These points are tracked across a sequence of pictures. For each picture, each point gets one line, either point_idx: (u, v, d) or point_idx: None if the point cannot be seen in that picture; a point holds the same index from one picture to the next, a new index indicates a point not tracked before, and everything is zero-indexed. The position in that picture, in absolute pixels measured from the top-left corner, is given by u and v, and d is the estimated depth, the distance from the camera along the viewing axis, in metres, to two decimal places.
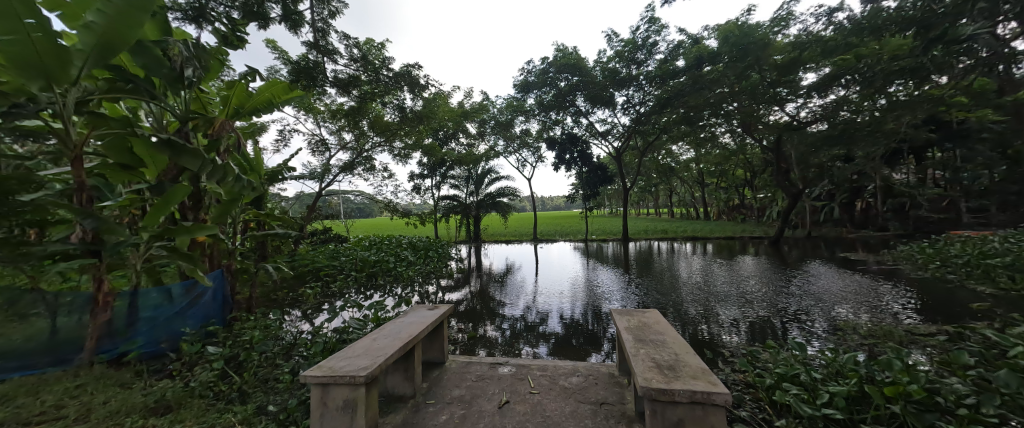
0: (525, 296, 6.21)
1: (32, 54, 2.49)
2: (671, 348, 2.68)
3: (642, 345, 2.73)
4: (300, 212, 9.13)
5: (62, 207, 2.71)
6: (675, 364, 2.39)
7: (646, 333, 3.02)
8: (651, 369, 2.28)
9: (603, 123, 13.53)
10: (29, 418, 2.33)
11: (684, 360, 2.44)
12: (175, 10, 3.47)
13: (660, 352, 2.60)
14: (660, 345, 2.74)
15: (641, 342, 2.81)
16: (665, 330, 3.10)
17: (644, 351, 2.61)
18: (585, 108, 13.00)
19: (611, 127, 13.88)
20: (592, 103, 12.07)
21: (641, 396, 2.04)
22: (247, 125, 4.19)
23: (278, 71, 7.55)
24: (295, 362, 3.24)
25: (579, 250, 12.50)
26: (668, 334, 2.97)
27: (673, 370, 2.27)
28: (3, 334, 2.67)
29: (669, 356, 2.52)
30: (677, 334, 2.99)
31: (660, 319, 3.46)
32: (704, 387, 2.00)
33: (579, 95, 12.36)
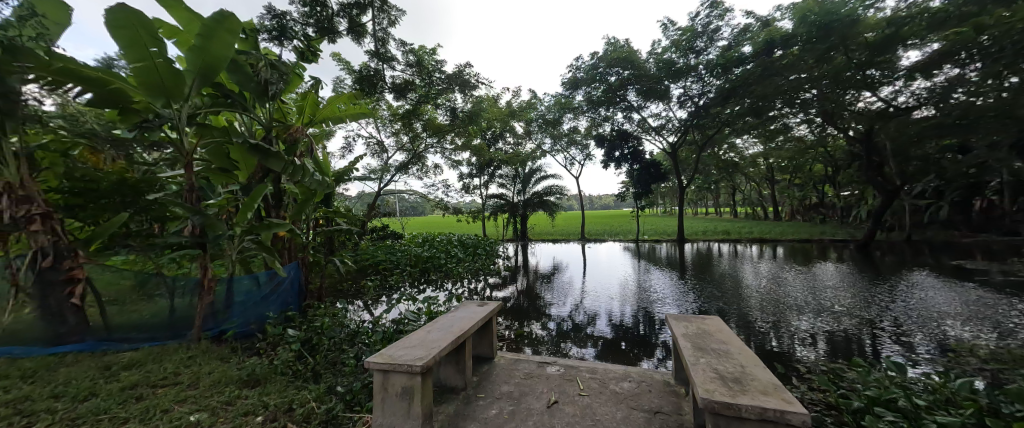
0: (573, 296, 6.14)
1: (156, 76, 3.02)
2: (736, 359, 2.49)
3: (703, 354, 2.57)
4: (361, 209, 9.90)
5: (177, 205, 3.24)
6: (741, 377, 2.22)
7: (706, 341, 2.84)
8: (713, 380, 2.15)
9: (657, 118, 12.88)
10: (156, 383, 2.83)
11: (753, 373, 2.25)
12: (262, 31, 3.95)
13: (724, 363, 2.43)
14: (723, 355, 2.56)
15: (701, 350, 2.65)
16: (729, 339, 2.88)
17: (705, 361, 2.45)
18: (637, 102, 12.49)
19: (666, 121, 13.17)
20: (645, 98, 11.65)
21: (702, 408, 1.92)
22: (318, 131, 4.63)
23: (343, 81, 8.24)
24: (358, 348, 3.53)
25: (629, 250, 12.07)
26: (733, 344, 2.76)
27: (739, 383, 2.11)
28: (136, 310, 3.34)
29: (734, 368, 2.35)
30: (743, 344, 2.77)
31: (723, 327, 3.22)
32: (777, 405, 1.83)
33: (631, 90, 11.91)
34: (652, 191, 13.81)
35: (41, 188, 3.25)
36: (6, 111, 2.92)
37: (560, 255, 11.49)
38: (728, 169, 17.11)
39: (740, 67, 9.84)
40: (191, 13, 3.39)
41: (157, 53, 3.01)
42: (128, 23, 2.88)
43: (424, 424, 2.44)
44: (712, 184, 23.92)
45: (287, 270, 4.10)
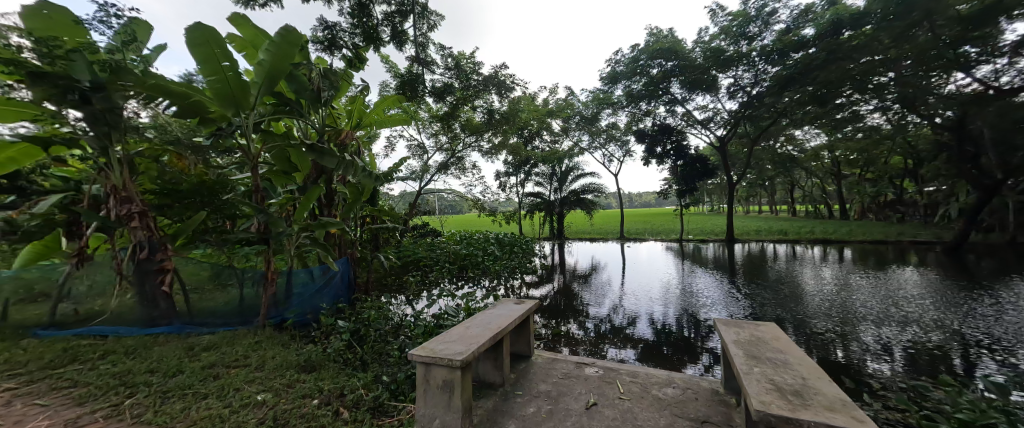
0: (612, 296, 5.99)
1: (228, 88, 3.37)
2: (796, 370, 2.30)
3: (757, 363, 2.40)
4: (403, 207, 10.35)
5: (245, 204, 3.58)
6: (803, 390, 2.05)
7: (761, 349, 2.64)
8: (770, 392, 2.00)
9: (703, 111, 12.17)
10: (230, 364, 3.17)
11: (817, 387, 2.07)
12: (315, 42, 4.27)
13: (782, 374, 2.25)
14: (781, 366, 2.38)
15: (756, 359, 2.48)
16: (788, 348, 2.67)
17: (760, 371, 2.29)
18: (682, 95, 11.89)
19: (714, 114, 12.40)
20: (690, 89, 11.08)
21: (757, 422, 1.80)
22: (365, 134, 4.91)
23: (387, 85, 8.64)
24: (402, 341, 3.71)
25: (672, 250, 11.55)
26: (792, 354, 2.55)
27: (800, 397, 1.95)
28: (213, 298, 3.80)
29: (794, 380, 2.17)
30: (803, 354, 2.55)
31: (780, 334, 2.98)
32: (845, 424, 1.68)
33: (675, 82, 11.36)
34: (699, 188, 13.07)
35: (140, 191, 3.77)
36: (113, 124, 3.41)
37: (599, 255, 11.05)
38: (786, 163, 15.74)
39: (801, 52, 9.03)
40: (257, 29, 3.75)
41: (227, 66, 3.35)
42: (207, 42, 3.24)
43: (464, 418, 2.51)
44: (767, 180, 22.18)
45: (338, 265, 4.38)
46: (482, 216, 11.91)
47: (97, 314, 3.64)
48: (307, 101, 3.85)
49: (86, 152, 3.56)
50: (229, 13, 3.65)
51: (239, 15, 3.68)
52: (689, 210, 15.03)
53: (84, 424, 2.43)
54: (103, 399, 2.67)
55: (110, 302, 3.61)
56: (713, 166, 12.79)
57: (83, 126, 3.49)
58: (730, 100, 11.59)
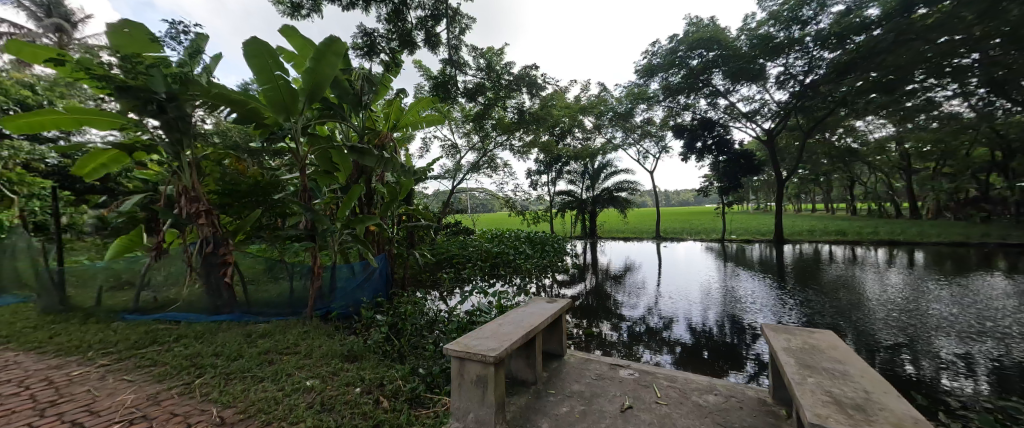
0: (647, 297, 5.82)
1: (279, 96, 3.63)
2: (858, 383, 2.11)
3: (812, 373, 2.23)
4: (437, 206, 10.63)
5: (294, 203, 3.84)
6: (866, 404, 1.88)
7: (815, 359, 2.45)
8: (827, 404, 1.86)
9: (749, 102, 11.43)
10: (283, 351, 3.44)
11: (883, 402, 1.89)
12: (355, 48, 4.50)
13: (841, 386, 2.08)
14: (840, 377, 2.19)
15: (810, 369, 2.30)
16: (847, 358, 2.45)
17: (816, 381, 2.13)
18: (725, 86, 11.24)
19: (762, 105, 11.60)
20: (734, 80, 10.41)
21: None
22: (401, 135, 5.09)
23: (422, 87, 8.92)
24: (437, 335, 3.82)
25: (712, 250, 10.98)
26: (852, 365, 2.34)
27: (864, 412, 1.79)
28: (267, 290, 4.12)
29: (855, 393, 1.99)
30: (866, 365, 2.33)
31: (838, 343, 2.74)
32: None
33: (716, 73, 10.74)
34: (743, 185, 12.31)
35: (206, 192, 4.17)
36: (185, 130, 3.79)
37: (634, 255, 10.69)
38: (846, 157, 14.40)
39: (862, 35, 8.24)
40: (305, 39, 4.02)
41: (281, 75, 3.62)
42: (262, 54, 3.51)
43: (497, 413, 2.55)
44: (823, 176, 20.43)
45: (378, 261, 4.56)
46: (513, 214, 11.97)
47: (171, 302, 4.09)
48: (349, 105, 4.06)
49: (162, 157, 4.00)
50: (281, 25, 3.93)
51: (289, 27, 3.96)
52: (732, 208, 14.20)
53: (164, 399, 2.74)
54: (179, 377, 3.00)
55: (182, 291, 4.03)
56: (760, 162, 11.92)
57: (160, 133, 3.92)
58: (780, 91, 10.80)
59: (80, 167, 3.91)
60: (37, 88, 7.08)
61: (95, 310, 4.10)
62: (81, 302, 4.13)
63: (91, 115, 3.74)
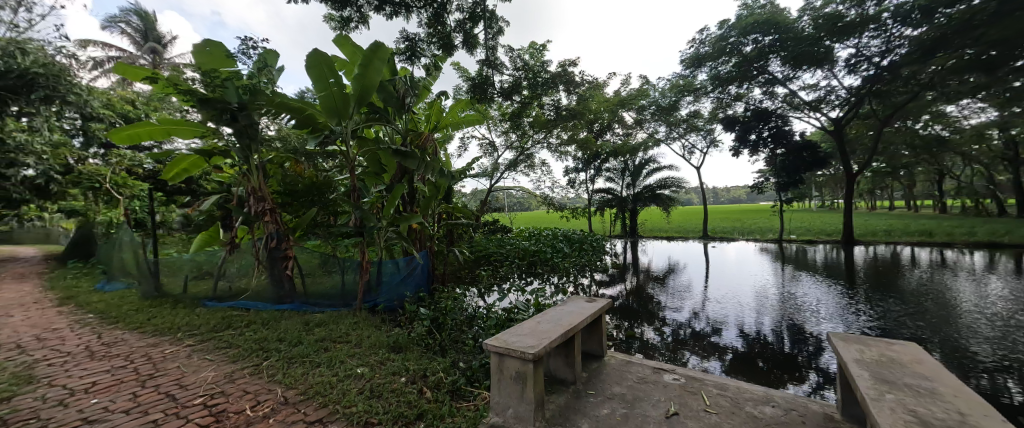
0: (693, 300, 5.53)
1: (333, 101, 3.89)
2: (949, 403, 1.85)
3: (890, 389, 1.98)
4: (475, 204, 10.84)
5: (345, 201, 4.10)
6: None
7: (894, 373, 2.18)
8: (910, 425, 1.65)
9: (812, 90, 10.36)
10: (336, 339, 3.69)
11: (983, 426, 1.64)
12: (398, 54, 4.80)
13: (927, 405, 1.84)
14: (926, 395, 1.93)
15: (889, 384, 2.05)
16: (936, 375, 2.15)
17: (896, 398, 1.89)
18: (785, 73, 10.25)
19: (828, 93, 10.46)
20: (795, 66, 9.48)
21: None
22: (442, 136, 5.25)
23: (460, 88, 9.11)
24: (476, 330, 3.91)
25: (766, 252, 10.19)
26: (941, 382, 2.06)
27: None
28: (323, 282, 4.45)
29: (945, 415, 1.75)
30: (960, 384, 2.03)
31: (924, 357, 2.41)
32: None
33: (774, 59, 9.86)
34: (805, 181, 11.24)
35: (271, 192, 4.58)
36: (252, 136, 4.19)
37: (678, 255, 10.24)
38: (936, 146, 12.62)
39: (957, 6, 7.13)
40: (355, 47, 4.26)
41: (334, 82, 3.87)
42: (317, 63, 3.78)
43: (536, 411, 2.55)
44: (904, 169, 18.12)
45: (421, 257, 4.73)
46: (551, 212, 11.90)
47: (242, 291, 4.55)
48: (393, 108, 4.25)
49: (233, 161, 4.44)
50: (333, 35, 4.20)
51: (341, 36, 4.22)
52: (792, 206, 13.06)
53: (238, 377, 3.08)
54: (250, 359, 3.34)
55: (251, 282, 4.47)
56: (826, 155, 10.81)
57: (233, 139, 4.36)
58: (851, 75, 9.70)
59: (167, 171, 4.45)
60: (133, 103, 8.17)
61: (182, 297, 4.68)
62: (171, 290, 4.73)
63: (178, 124, 4.26)
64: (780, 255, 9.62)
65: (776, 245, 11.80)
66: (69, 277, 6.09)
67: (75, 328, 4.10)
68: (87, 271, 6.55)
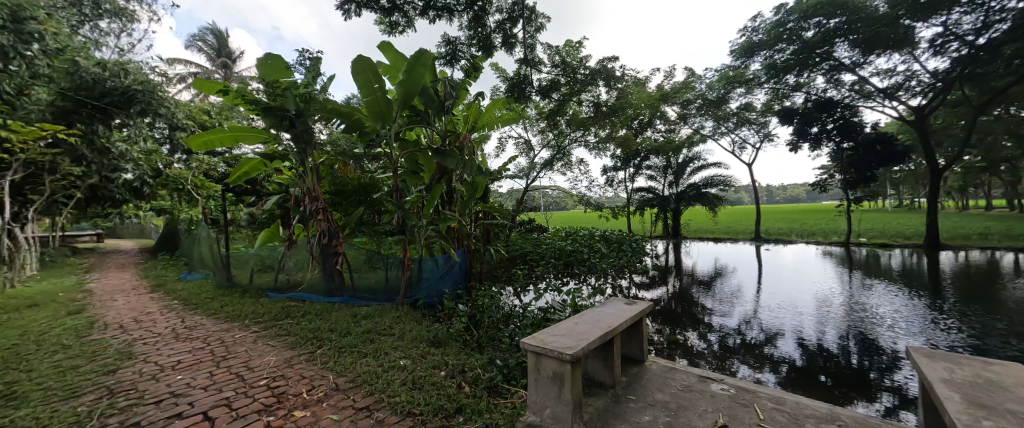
0: (743, 306, 5.17)
1: (378, 105, 4.10)
2: None
3: (989, 416, 1.71)
4: (511, 203, 10.91)
5: (388, 200, 4.30)
6: None
7: (993, 398, 1.88)
8: None
9: (888, 76, 9.21)
10: (381, 332, 3.88)
11: None
12: (439, 58, 4.94)
13: None
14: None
15: (987, 409, 1.77)
16: None
17: (996, 426, 1.63)
18: (853, 58, 9.14)
19: (907, 78, 9.24)
20: (867, 50, 8.34)
21: None
22: (479, 136, 5.32)
23: (498, 88, 9.19)
24: (512, 329, 3.93)
25: (829, 256, 9.30)
26: None
27: None
28: (369, 277, 4.70)
29: None
30: None
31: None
32: None
33: (841, 44, 8.74)
34: (879, 177, 10.06)
35: (324, 192, 4.91)
36: (307, 141, 4.53)
37: (726, 257, 9.64)
38: None
39: None
40: (398, 53, 4.44)
41: (378, 87, 4.06)
42: (364, 70, 3.98)
43: (574, 412, 2.52)
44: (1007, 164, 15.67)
45: (458, 255, 4.83)
46: (588, 212, 11.67)
47: (299, 284, 4.94)
48: (433, 111, 4.38)
49: (290, 163, 4.82)
50: (379, 42, 4.40)
51: (386, 43, 4.41)
52: (861, 206, 11.76)
53: (296, 362, 3.34)
54: (307, 347, 3.61)
55: (307, 275, 4.83)
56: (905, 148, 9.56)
57: (291, 144, 4.73)
58: (937, 57, 8.51)
59: (233, 174, 4.90)
60: (208, 113, 9.14)
61: (249, 287, 5.17)
62: (240, 281, 5.24)
63: (245, 131, 4.69)
64: (846, 259, 8.73)
65: (842, 248, 10.69)
66: (159, 268, 6.96)
67: (163, 312, 4.68)
68: (172, 262, 7.44)
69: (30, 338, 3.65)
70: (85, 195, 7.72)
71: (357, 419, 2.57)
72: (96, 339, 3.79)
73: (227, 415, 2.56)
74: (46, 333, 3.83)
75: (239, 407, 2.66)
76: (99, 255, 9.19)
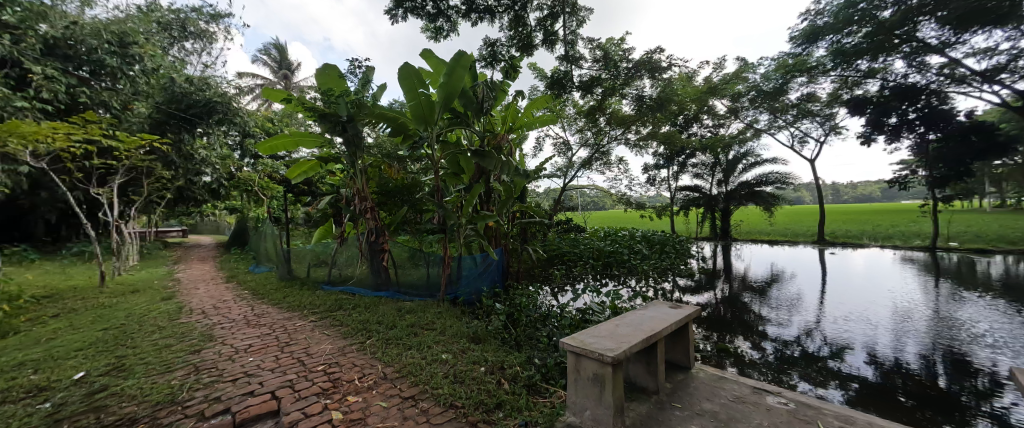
0: (803, 314, 4.73)
1: (421, 108, 4.23)
2: None
3: None
4: (548, 203, 10.81)
5: (430, 199, 4.44)
6: None
7: None
8: None
9: (987, 55, 7.85)
10: (424, 326, 4.03)
11: None
12: (479, 60, 5.00)
13: None
14: None
15: None
16: None
17: None
18: (944, 37, 7.45)
19: (1014, 57, 7.85)
20: (963, 26, 6.59)
21: None
22: (517, 136, 5.32)
23: (536, 88, 9.12)
24: (550, 329, 3.90)
25: (910, 261, 8.24)
26: None
27: None
28: (413, 274, 4.90)
29: None
30: None
31: None
32: None
33: (929, 20, 6.98)
34: (976, 172, 8.69)
35: (372, 192, 5.18)
36: (358, 144, 4.77)
37: (783, 261, 8.89)
38: None
39: None
40: (440, 59, 4.56)
41: (422, 92, 4.19)
42: (409, 76, 4.11)
43: (615, 416, 2.45)
44: None
45: (496, 254, 4.88)
46: (630, 212, 11.25)
47: (349, 278, 5.28)
48: (473, 112, 4.44)
49: (343, 165, 5.16)
50: (421, 50, 4.55)
51: (427, 50, 4.54)
52: (953, 205, 10.25)
53: (348, 351, 3.58)
54: (357, 338, 3.84)
55: (357, 271, 5.15)
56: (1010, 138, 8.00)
57: (343, 148, 5.05)
58: None
59: (294, 176, 5.32)
60: (272, 120, 9.99)
61: (307, 280, 5.62)
62: (300, 274, 5.70)
63: (304, 136, 5.07)
64: (930, 266, 7.69)
65: (927, 253, 9.40)
66: (232, 261, 7.77)
67: (237, 300, 5.22)
68: (243, 256, 8.27)
69: (134, 319, 4.24)
70: (174, 196, 8.82)
71: (403, 407, 2.70)
72: (184, 322, 4.31)
73: (291, 395, 2.80)
74: (146, 315, 4.43)
75: (301, 389, 2.90)
76: (184, 248, 10.45)
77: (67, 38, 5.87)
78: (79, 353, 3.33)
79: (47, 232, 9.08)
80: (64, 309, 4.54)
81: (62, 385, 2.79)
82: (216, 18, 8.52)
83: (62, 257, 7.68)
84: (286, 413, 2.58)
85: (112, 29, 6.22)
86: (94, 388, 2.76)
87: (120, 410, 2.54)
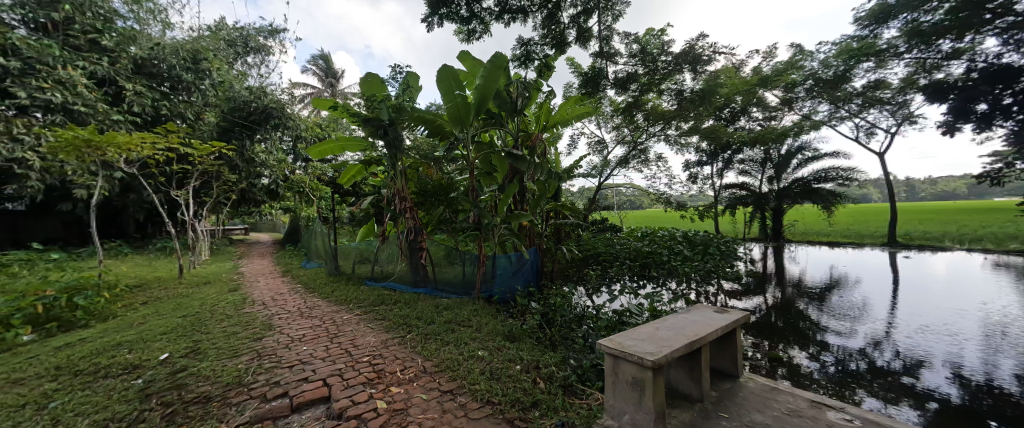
0: (871, 324, 4.27)
1: (457, 109, 4.30)
2: None
3: None
4: (583, 202, 10.62)
5: (465, 198, 4.51)
6: None
7: None
8: None
9: None
10: (460, 323, 4.12)
11: None
12: (514, 60, 4.98)
13: None
14: None
15: None
16: None
17: None
18: None
19: None
20: None
21: None
22: (551, 135, 5.26)
23: (570, 85, 8.95)
24: (586, 329, 3.82)
25: (1007, 267, 7.17)
26: None
27: None
28: (450, 271, 5.02)
29: None
30: None
31: None
32: None
33: None
34: None
35: (411, 192, 5.36)
36: (398, 147, 4.93)
37: (846, 264, 8.08)
38: None
39: None
40: (475, 61, 4.61)
41: (458, 94, 4.26)
42: (447, 78, 4.18)
43: (655, 422, 2.35)
44: None
45: (530, 253, 4.87)
46: (670, 211, 10.75)
47: (390, 274, 5.51)
48: (507, 112, 4.46)
49: (385, 167, 5.39)
50: (457, 52, 4.62)
51: (464, 52, 4.61)
52: None
53: (391, 344, 3.74)
54: (398, 332, 4.00)
55: (398, 267, 5.36)
56: None
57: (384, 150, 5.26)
58: None
59: (342, 178, 5.64)
60: (321, 127, 10.63)
61: (353, 275, 5.94)
62: (346, 270, 6.04)
63: (349, 139, 5.32)
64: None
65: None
66: (287, 257, 8.40)
67: (291, 293, 5.63)
68: (296, 253, 8.92)
69: (207, 308, 4.71)
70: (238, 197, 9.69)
71: (443, 400, 2.78)
72: (248, 312, 4.72)
73: (340, 383, 2.98)
74: (216, 304, 4.90)
75: (349, 378, 3.07)
76: (246, 245, 11.45)
77: (150, 57, 6.63)
78: (164, 336, 3.76)
79: (138, 229, 10.36)
80: (151, 297, 5.14)
81: (151, 364, 3.17)
82: (273, 33, 9.22)
83: (149, 251, 8.72)
84: (336, 400, 2.75)
85: (186, 48, 6.89)
86: (175, 368, 3.10)
87: (197, 388, 2.84)
